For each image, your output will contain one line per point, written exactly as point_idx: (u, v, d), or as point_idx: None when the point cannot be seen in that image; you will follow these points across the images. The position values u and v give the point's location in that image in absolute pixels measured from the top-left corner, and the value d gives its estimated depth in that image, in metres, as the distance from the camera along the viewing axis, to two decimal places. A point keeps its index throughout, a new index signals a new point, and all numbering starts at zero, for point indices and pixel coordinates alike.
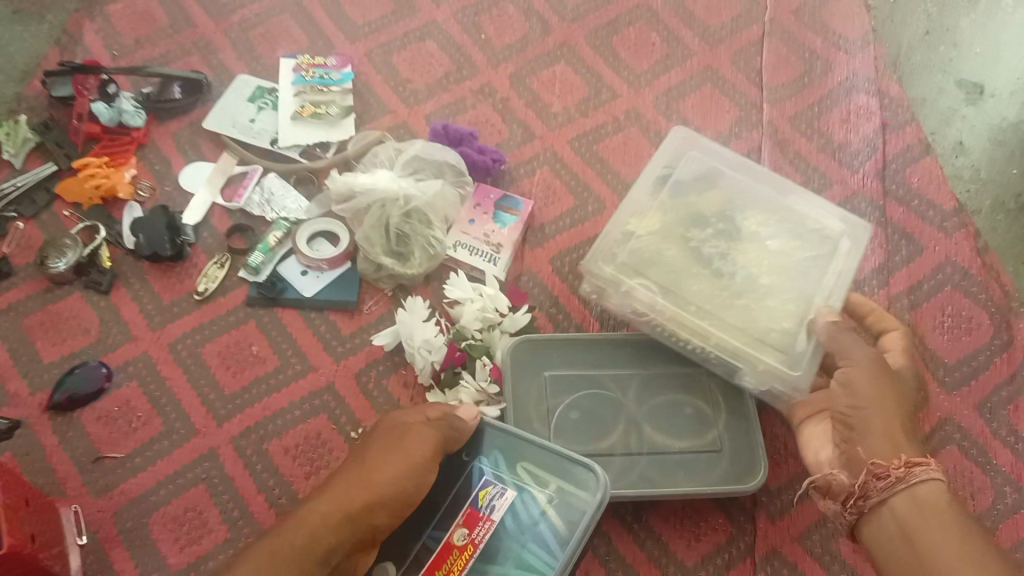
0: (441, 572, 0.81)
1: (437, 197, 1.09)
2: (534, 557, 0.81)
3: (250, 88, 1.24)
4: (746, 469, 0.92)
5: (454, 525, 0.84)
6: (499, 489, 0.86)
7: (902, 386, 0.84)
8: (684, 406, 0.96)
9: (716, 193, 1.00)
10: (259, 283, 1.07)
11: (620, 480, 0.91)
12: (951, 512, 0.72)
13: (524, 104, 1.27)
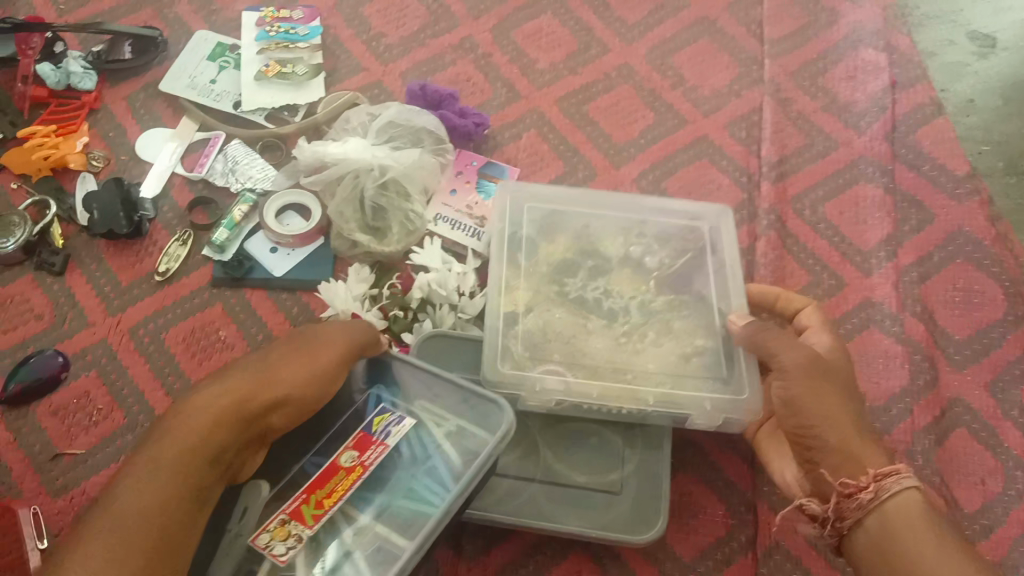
0: (322, 492, 0.71)
1: (415, 166, 1.01)
2: (427, 486, 0.73)
3: (209, 45, 1.14)
4: (643, 516, 0.87)
5: (341, 448, 0.75)
6: (397, 416, 0.77)
7: (837, 374, 0.76)
8: (594, 437, 0.92)
9: (564, 237, 0.94)
10: (224, 262, 0.99)
11: (504, 505, 0.87)
12: (930, 527, 0.66)
13: (508, 60, 1.18)
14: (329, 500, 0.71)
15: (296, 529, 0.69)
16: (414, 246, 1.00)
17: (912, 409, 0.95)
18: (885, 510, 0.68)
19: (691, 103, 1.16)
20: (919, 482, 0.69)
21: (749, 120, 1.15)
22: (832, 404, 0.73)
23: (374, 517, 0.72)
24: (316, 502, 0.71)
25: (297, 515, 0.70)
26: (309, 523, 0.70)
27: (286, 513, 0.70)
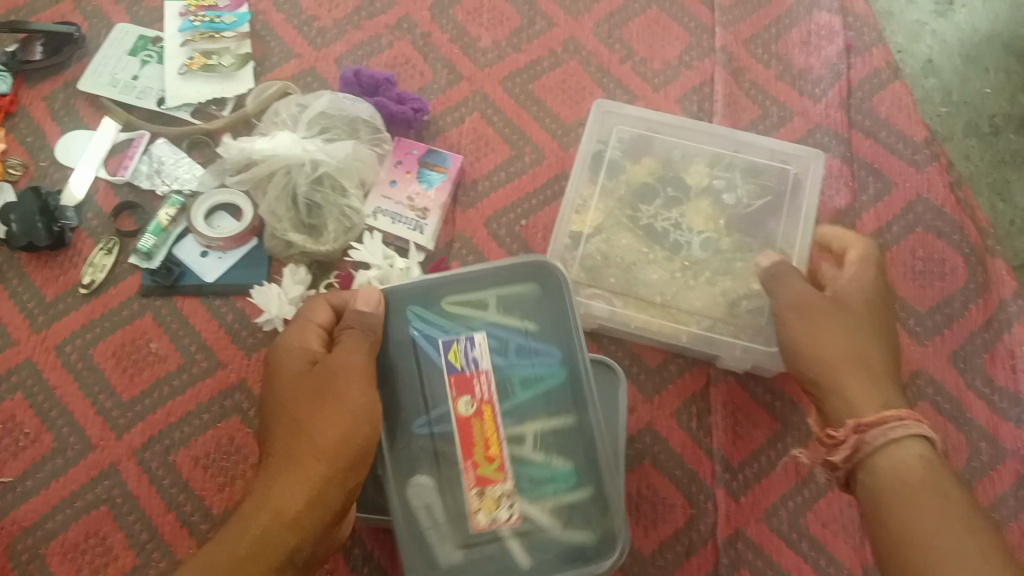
0: (480, 447, 0.72)
1: (349, 160, 0.96)
2: (529, 364, 0.76)
3: (131, 38, 1.09)
4: None
5: (449, 398, 0.74)
6: (466, 339, 0.75)
7: (856, 308, 0.76)
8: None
9: (652, 159, 1.01)
10: (152, 270, 0.95)
11: None
12: (917, 488, 0.62)
13: (448, 39, 1.12)
14: (494, 448, 0.72)
15: (497, 490, 0.71)
16: (353, 242, 0.96)
17: None
18: (880, 466, 0.65)
19: (640, 78, 1.11)
20: (919, 429, 0.66)
21: (701, 93, 1.10)
22: (828, 341, 0.74)
23: (519, 419, 0.74)
24: (487, 458, 0.72)
25: (485, 480, 0.71)
26: (499, 476, 0.72)
27: (473, 482, 0.71)
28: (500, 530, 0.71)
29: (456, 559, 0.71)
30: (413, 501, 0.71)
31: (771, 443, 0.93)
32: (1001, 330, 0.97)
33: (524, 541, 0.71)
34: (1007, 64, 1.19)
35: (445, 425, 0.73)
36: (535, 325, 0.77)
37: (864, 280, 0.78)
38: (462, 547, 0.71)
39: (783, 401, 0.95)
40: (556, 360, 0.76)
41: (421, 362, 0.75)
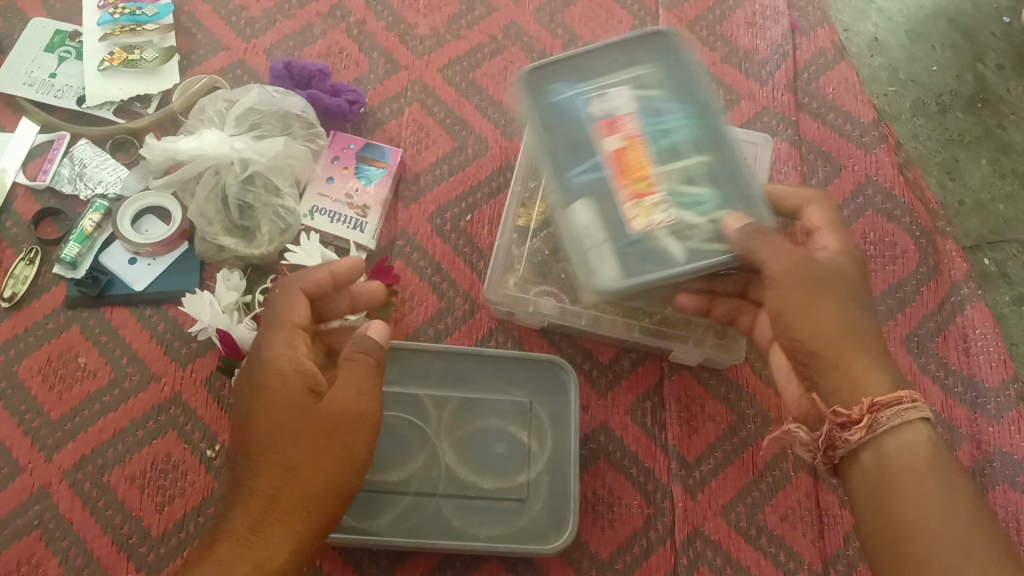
0: (633, 171, 0.79)
1: (281, 157, 0.92)
2: (663, 120, 0.81)
3: (47, 34, 1.03)
4: (552, 525, 0.80)
5: (600, 142, 0.81)
6: (593, 96, 0.82)
7: (839, 273, 0.69)
8: (508, 453, 0.83)
9: None
10: (77, 280, 0.91)
11: (402, 524, 0.79)
12: (930, 474, 0.60)
13: (384, 27, 1.08)
14: (642, 170, 0.79)
15: (650, 201, 0.77)
16: (289, 243, 0.91)
17: None
18: (887, 445, 0.62)
19: None
20: (926, 412, 0.63)
21: None
22: (823, 314, 0.66)
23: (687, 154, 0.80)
24: (640, 179, 0.78)
25: (639, 194, 0.78)
26: (650, 191, 0.78)
27: (628, 197, 0.78)
28: (656, 231, 0.76)
29: (616, 270, 0.75)
30: (573, 227, 0.78)
31: (727, 436, 0.91)
32: (953, 312, 0.96)
33: (687, 241, 0.76)
34: (952, 40, 1.18)
35: (604, 162, 0.80)
36: (669, 86, 0.83)
37: (851, 252, 0.71)
38: (619, 262, 0.76)
39: (739, 393, 0.93)
40: (693, 104, 0.82)
41: (575, 121, 0.82)
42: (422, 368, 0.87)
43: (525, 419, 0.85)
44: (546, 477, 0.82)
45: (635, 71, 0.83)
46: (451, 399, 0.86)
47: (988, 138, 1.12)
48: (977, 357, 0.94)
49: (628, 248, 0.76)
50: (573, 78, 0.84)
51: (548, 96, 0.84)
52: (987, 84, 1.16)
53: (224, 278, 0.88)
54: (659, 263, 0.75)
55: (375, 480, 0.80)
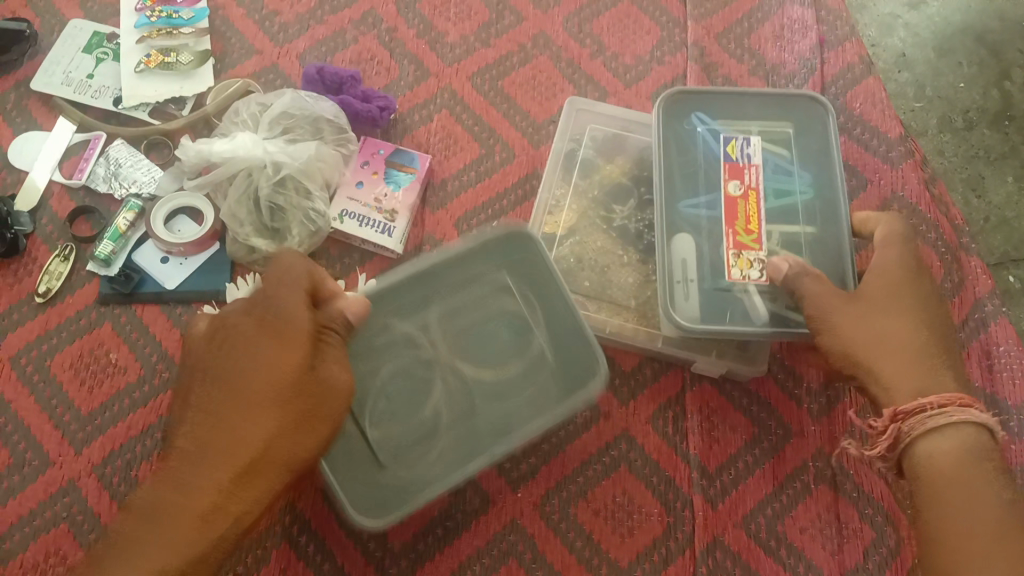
0: (742, 221, 0.84)
1: (311, 161, 0.94)
2: (789, 184, 0.87)
3: (85, 35, 1.05)
4: (583, 367, 0.83)
5: (721, 182, 0.86)
6: (744, 139, 0.88)
7: (884, 286, 0.75)
8: (506, 338, 0.85)
9: (625, 159, 1.00)
10: (110, 277, 0.92)
11: (452, 454, 0.80)
12: (958, 484, 0.66)
13: (414, 34, 1.09)
14: (753, 224, 0.84)
15: (752, 255, 0.83)
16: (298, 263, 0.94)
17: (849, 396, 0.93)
18: (920, 452, 0.69)
19: (612, 74, 1.09)
20: (961, 417, 0.67)
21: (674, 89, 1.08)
22: (858, 322, 0.74)
23: (786, 217, 0.86)
24: (748, 230, 0.84)
25: (743, 246, 0.83)
26: (755, 246, 0.83)
27: (733, 245, 0.83)
28: (747, 286, 0.82)
29: (697, 310, 0.82)
30: (673, 255, 0.84)
31: (749, 446, 0.92)
32: (975, 329, 0.97)
33: (772, 305, 0.81)
34: (980, 56, 1.18)
35: (718, 205, 0.86)
36: (799, 150, 0.88)
37: (898, 261, 0.77)
38: (702, 303, 0.83)
39: (761, 404, 0.94)
40: (809, 180, 0.87)
41: (705, 154, 0.88)
42: (396, 297, 0.84)
43: (505, 301, 0.86)
44: (550, 348, 0.84)
45: (786, 117, 0.90)
46: (431, 315, 0.85)
47: (1014, 155, 1.12)
48: (999, 374, 0.94)
49: (712, 293, 0.83)
50: (716, 113, 0.90)
51: (688, 122, 0.90)
52: (1014, 100, 1.16)
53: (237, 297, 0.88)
54: (737, 317, 0.82)
55: (411, 425, 0.80)
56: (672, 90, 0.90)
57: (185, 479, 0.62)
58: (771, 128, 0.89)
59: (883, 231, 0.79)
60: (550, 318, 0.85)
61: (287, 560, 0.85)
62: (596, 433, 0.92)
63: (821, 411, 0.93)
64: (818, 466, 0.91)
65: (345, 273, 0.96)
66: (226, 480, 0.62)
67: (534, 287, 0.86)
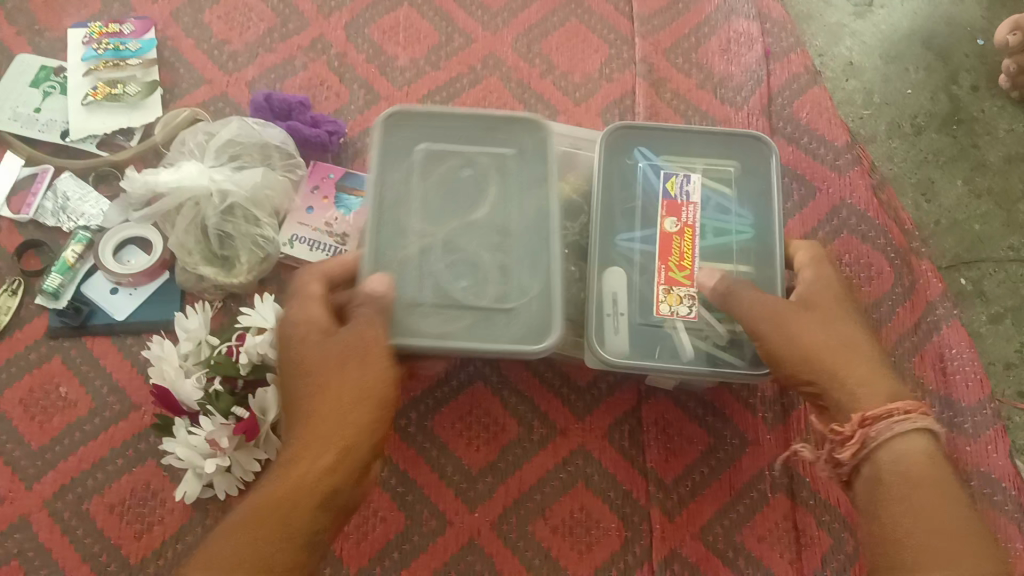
0: (675, 258, 0.84)
1: (259, 188, 0.93)
2: (726, 223, 0.87)
3: (33, 69, 1.05)
4: (530, 138, 0.87)
5: (657, 219, 0.86)
6: (684, 176, 0.88)
7: (818, 299, 0.75)
8: (464, 169, 0.86)
9: (577, 175, 0.99)
10: (59, 310, 0.92)
11: (533, 264, 0.82)
12: (920, 490, 0.62)
13: (364, 59, 1.10)
14: (686, 261, 0.84)
15: (682, 292, 0.83)
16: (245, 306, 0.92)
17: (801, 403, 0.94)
18: (880, 459, 0.65)
19: (562, 92, 1.10)
20: (922, 422, 0.66)
21: (623, 105, 1.09)
22: (804, 331, 0.72)
23: (720, 257, 0.86)
24: (680, 267, 0.84)
25: (674, 282, 0.84)
26: (687, 282, 0.84)
27: (664, 280, 0.84)
28: (676, 322, 0.83)
29: (625, 345, 0.82)
30: (604, 287, 0.83)
31: (706, 457, 0.92)
32: (928, 331, 0.97)
33: (700, 342, 0.82)
34: (927, 62, 1.19)
35: (652, 241, 0.86)
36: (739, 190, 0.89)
37: (828, 277, 0.77)
38: (631, 336, 0.82)
39: (716, 415, 0.94)
40: (747, 220, 0.87)
41: (644, 188, 0.88)
42: (382, 231, 0.82)
43: (432, 152, 0.86)
44: (488, 147, 0.87)
45: (728, 156, 0.90)
46: (412, 222, 0.83)
47: (964, 158, 1.13)
48: (953, 375, 0.95)
49: (642, 327, 0.83)
50: (658, 148, 0.90)
51: (630, 157, 0.89)
52: (962, 104, 1.17)
53: (185, 326, 0.88)
54: (665, 353, 0.82)
55: (492, 279, 0.82)
56: (613, 125, 0.90)
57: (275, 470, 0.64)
58: (710, 168, 0.90)
59: (806, 253, 0.80)
60: (473, 139, 0.87)
61: None
62: (552, 450, 0.92)
63: (776, 420, 0.94)
64: (774, 475, 0.91)
65: None
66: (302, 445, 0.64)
67: (432, 116, 0.87)
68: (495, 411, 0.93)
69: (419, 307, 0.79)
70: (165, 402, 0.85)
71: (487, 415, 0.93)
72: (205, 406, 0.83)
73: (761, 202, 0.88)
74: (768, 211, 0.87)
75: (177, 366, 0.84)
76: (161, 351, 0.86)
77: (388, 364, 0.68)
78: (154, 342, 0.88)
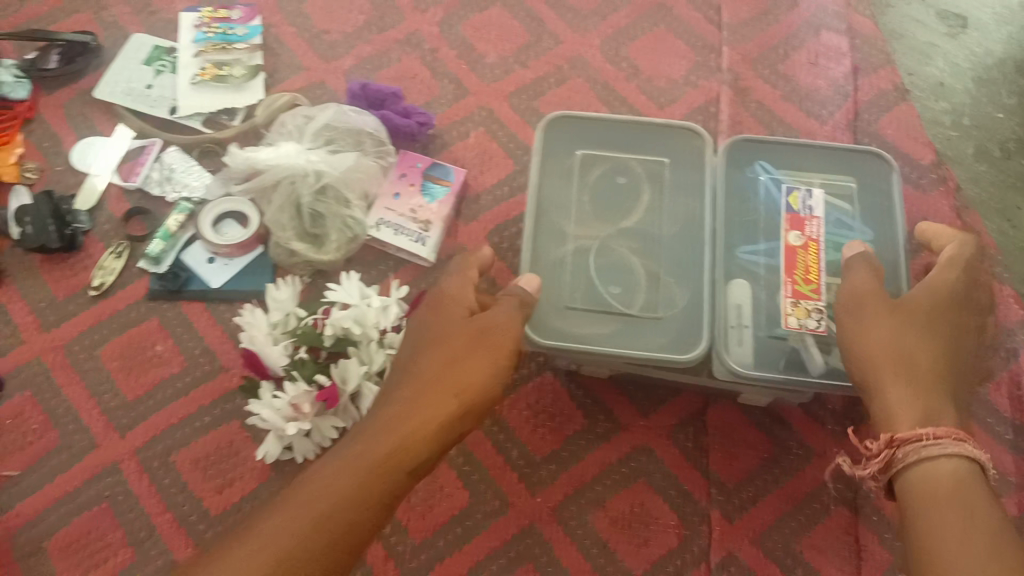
0: (801, 272, 0.87)
1: (351, 171, 0.98)
2: (845, 238, 0.91)
3: (146, 48, 1.11)
4: (691, 155, 0.95)
5: (781, 233, 0.90)
6: (806, 192, 0.91)
7: (924, 302, 0.75)
8: (621, 174, 0.95)
9: None
10: (160, 274, 0.98)
11: (686, 278, 0.90)
12: (936, 504, 0.62)
13: (455, 55, 1.14)
14: (812, 275, 0.87)
15: (810, 304, 0.85)
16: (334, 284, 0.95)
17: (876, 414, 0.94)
18: (908, 475, 0.66)
19: (646, 96, 1.11)
20: (956, 443, 0.65)
21: (707, 112, 1.10)
22: (885, 329, 0.73)
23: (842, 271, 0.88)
24: (806, 281, 0.86)
25: (801, 295, 0.86)
26: (814, 296, 0.86)
27: (791, 292, 0.86)
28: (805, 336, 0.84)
29: (750, 356, 0.85)
30: (728, 299, 0.88)
31: (768, 466, 0.93)
32: (1005, 359, 0.96)
33: (828, 357, 0.84)
34: (1020, 86, 1.18)
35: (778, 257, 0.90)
36: (858, 206, 0.92)
37: (949, 283, 0.77)
38: (756, 349, 0.86)
39: (782, 425, 0.95)
40: (867, 236, 0.91)
41: (767, 203, 0.92)
42: (541, 231, 0.92)
43: (594, 160, 0.95)
44: (643, 156, 0.95)
45: (850, 173, 0.94)
46: (570, 228, 0.92)
47: None
48: None
49: (767, 341, 0.86)
50: (779, 165, 0.95)
51: (751, 170, 0.94)
52: None
53: (275, 296, 0.93)
54: (790, 367, 0.85)
55: (645, 284, 0.89)
56: (737, 138, 0.95)
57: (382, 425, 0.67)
58: (831, 183, 0.94)
59: (950, 254, 0.80)
60: (630, 147, 0.96)
61: None
62: (615, 444, 0.94)
63: (843, 434, 0.94)
64: (837, 489, 0.91)
65: (379, 279, 1.00)
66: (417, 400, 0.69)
67: (593, 126, 0.96)
68: (562, 403, 0.96)
69: (573, 307, 0.88)
70: (252, 365, 0.90)
71: (555, 404, 0.96)
72: (289, 370, 0.87)
73: (880, 218, 0.92)
74: (887, 229, 0.91)
75: (267, 333, 0.90)
76: (251, 318, 0.92)
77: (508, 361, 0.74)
78: (247, 310, 0.94)
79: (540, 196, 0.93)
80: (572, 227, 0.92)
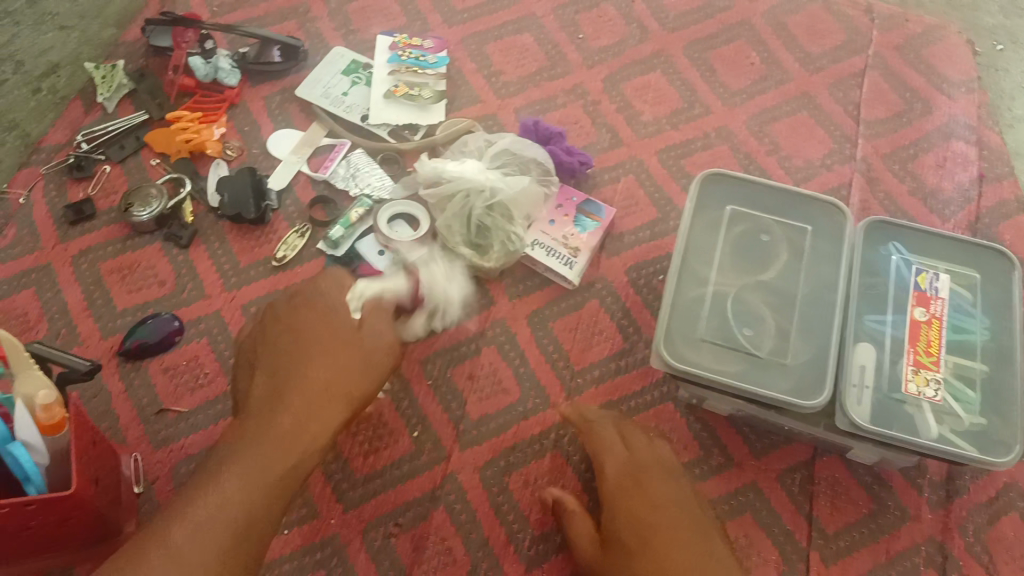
0: (923, 344, 0.97)
1: (522, 193, 1.08)
2: (965, 322, 0.99)
3: (345, 61, 1.24)
4: (831, 226, 1.04)
5: (908, 307, 0.99)
6: (934, 274, 1.01)
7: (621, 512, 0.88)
8: (763, 233, 1.04)
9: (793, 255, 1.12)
10: (336, 257, 1.08)
11: (812, 334, 0.97)
12: None
13: (615, 109, 1.25)
14: (933, 348, 0.96)
15: (929, 374, 0.95)
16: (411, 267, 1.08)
17: (968, 489, 1.01)
18: None
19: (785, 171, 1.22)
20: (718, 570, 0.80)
21: (838, 194, 1.20)
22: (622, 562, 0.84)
23: (962, 351, 0.97)
24: (926, 352, 0.96)
25: (922, 365, 0.95)
26: (932, 367, 0.95)
27: (910, 360, 0.96)
28: (921, 402, 0.94)
29: (869, 413, 0.94)
30: (853, 361, 0.96)
31: (866, 520, 0.99)
32: None
33: (941, 426, 0.93)
34: None
35: (904, 329, 0.98)
36: (981, 296, 1.01)
37: (618, 465, 0.93)
38: (875, 408, 0.94)
39: (883, 484, 1.01)
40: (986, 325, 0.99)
41: (899, 278, 1.01)
42: (688, 271, 1.01)
43: (736, 218, 1.05)
44: (784, 221, 1.04)
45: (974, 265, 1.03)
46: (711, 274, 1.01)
47: None
48: None
49: (887, 401, 0.94)
50: (909, 249, 1.04)
51: (885, 249, 1.04)
52: None
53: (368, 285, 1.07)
54: (905, 427, 0.93)
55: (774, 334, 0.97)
56: (871, 220, 1.05)
57: (271, 425, 0.81)
58: (955, 271, 1.02)
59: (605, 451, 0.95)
60: (773, 211, 1.05)
61: (444, 522, 0.96)
62: (727, 478, 1.01)
63: (939, 503, 1.00)
64: (928, 550, 0.98)
65: (525, 293, 1.10)
66: (307, 397, 0.84)
67: (742, 187, 1.06)
68: (679, 432, 1.04)
69: (705, 341, 0.97)
70: None
71: (672, 433, 1.03)
72: None
73: (999, 308, 1.00)
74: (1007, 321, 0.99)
75: None
76: None
77: (365, 372, 0.90)
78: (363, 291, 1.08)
79: (687, 241, 1.03)
80: (712, 273, 1.01)
